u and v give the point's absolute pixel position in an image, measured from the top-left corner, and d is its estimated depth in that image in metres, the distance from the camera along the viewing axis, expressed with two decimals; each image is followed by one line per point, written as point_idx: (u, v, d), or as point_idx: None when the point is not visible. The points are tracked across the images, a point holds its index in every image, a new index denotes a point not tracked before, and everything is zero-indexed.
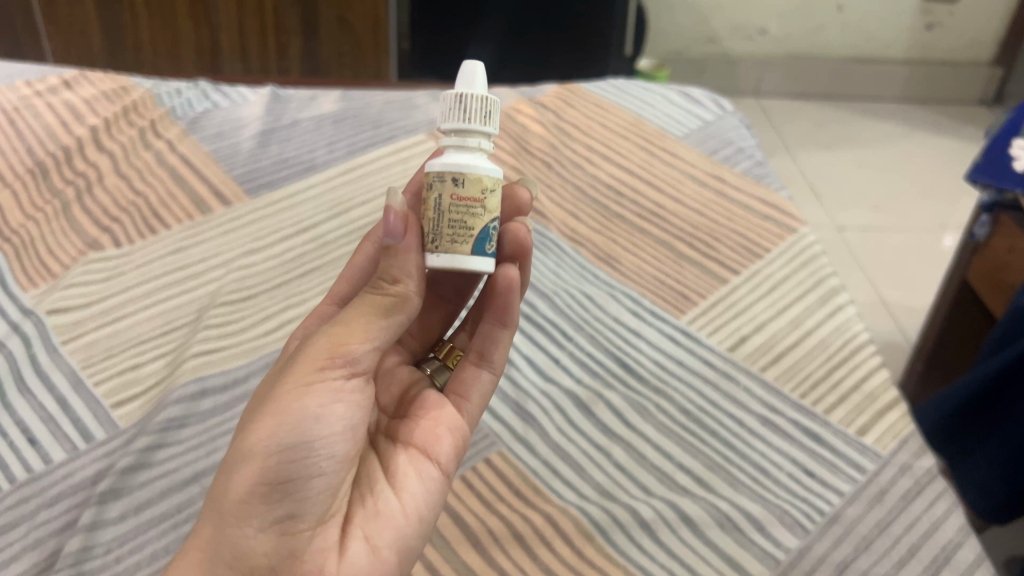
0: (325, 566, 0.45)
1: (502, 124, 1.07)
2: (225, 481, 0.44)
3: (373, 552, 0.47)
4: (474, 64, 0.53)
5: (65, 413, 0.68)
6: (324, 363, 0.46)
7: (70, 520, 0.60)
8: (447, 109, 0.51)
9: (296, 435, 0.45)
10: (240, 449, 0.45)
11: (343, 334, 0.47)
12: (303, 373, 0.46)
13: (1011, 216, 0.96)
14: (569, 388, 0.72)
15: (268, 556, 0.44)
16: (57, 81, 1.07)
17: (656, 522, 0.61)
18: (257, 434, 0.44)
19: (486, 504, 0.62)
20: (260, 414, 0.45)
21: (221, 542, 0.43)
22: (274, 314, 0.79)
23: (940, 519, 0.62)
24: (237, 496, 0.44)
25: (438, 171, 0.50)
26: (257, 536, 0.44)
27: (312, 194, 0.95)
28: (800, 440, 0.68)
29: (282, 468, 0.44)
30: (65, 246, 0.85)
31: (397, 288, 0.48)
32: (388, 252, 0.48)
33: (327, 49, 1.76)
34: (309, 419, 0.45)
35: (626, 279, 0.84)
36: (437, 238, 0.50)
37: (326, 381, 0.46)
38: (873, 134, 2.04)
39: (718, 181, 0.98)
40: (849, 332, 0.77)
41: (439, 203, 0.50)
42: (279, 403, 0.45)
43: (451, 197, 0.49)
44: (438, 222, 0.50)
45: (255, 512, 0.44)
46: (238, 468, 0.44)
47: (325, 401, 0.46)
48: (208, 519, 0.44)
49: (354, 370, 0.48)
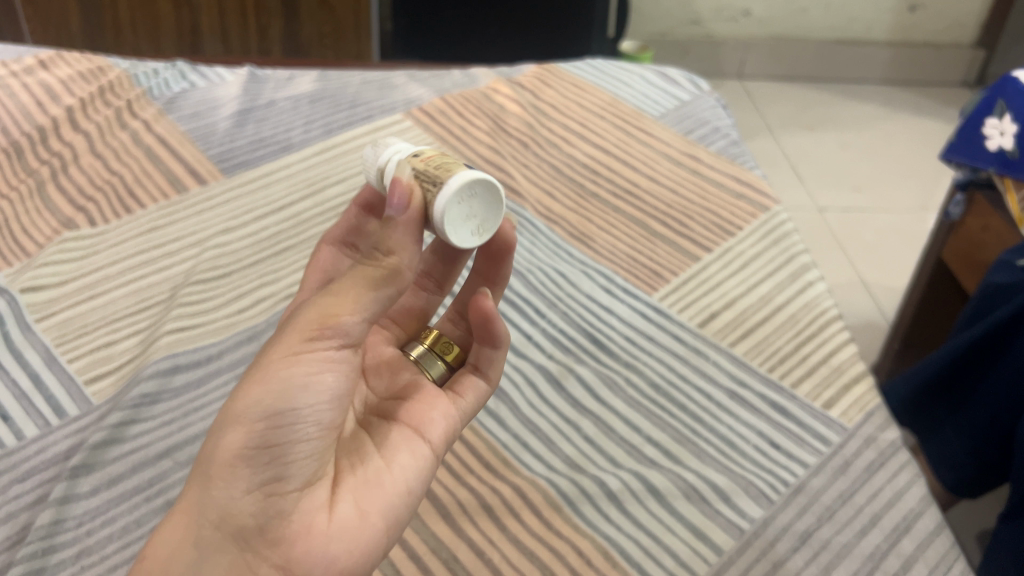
0: (314, 525, 0.45)
1: (478, 103, 1.07)
2: (212, 444, 0.44)
3: (361, 517, 0.47)
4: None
5: (37, 389, 0.69)
6: (314, 334, 0.45)
7: (42, 494, 0.60)
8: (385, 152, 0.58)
9: (284, 402, 0.44)
10: (229, 415, 0.44)
11: (329, 304, 0.45)
12: (292, 343, 0.45)
13: (984, 195, 0.96)
14: (541, 363, 0.73)
15: (255, 516, 0.43)
16: (33, 61, 1.07)
17: (623, 493, 0.62)
18: (246, 400, 0.44)
19: (456, 476, 0.63)
20: (248, 381, 0.45)
21: (205, 503, 0.43)
22: (248, 291, 0.79)
23: (903, 489, 0.63)
24: (225, 458, 0.43)
25: (399, 162, 0.55)
26: (245, 497, 0.43)
27: (289, 173, 0.95)
28: (767, 413, 0.69)
29: (270, 433, 0.44)
30: (39, 225, 0.86)
31: (390, 260, 0.46)
32: (386, 222, 0.47)
33: (309, 29, 1.76)
34: (297, 385, 0.45)
35: (599, 256, 0.85)
36: (435, 178, 0.51)
37: (314, 353, 0.45)
38: (855, 115, 2.04)
39: (693, 159, 0.99)
40: (818, 308, 0.78)
41: (411, 170, 0.53)
42: (268, 370, 0.45)
43: (417, 163, 0.54)
44: (423, 172, 0.52)
45: (242, 474, 0.44)
46: (226, 432, 0.44)
47: (313, 370, 0.45)
48: (196, 482, 0.44)
49: (344, 342, 0.46)
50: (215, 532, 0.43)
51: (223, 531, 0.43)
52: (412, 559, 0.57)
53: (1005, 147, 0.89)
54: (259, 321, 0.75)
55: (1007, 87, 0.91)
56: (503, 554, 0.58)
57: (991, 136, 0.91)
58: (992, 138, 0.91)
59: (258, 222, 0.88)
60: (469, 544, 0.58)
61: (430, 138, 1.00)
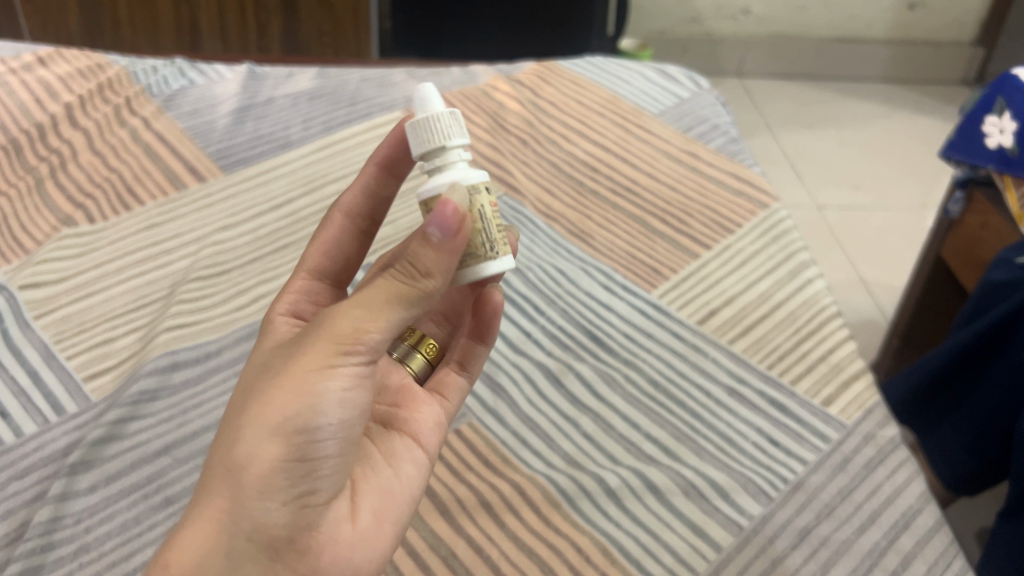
0: (338, 536, 0.44)
1: (478, 100, 1.07)
2: (240, 452, 0.41)
3: (378, 525, 0.47)
4: (426, 82, 0.52)
5: (36, 386, 0.68)
6: (348, 348, 0.43)
7: (41, 491, 0.60)
8: (446, 127, 0.49)
9: (320, 417, 0.42)
10: (260, 424, 0.42)
11: (362, 315, 0.43)
12: (326, 356, 0.43)
13: (983, 192, 0.96)
14: (540, 360, 0.73)
15: (287, 528, 0.42)
16: (31, 58, 1.06)
17: (622, 490, 0.62)
18: (280, 412, 0.42)
19: (455, 474, 0.63)
20: (278, 388, 0.42)
21: (236, 514, 0.40)
22: (247, 289, 0.79)
23: (902, 486, 0.63)
24: (261, 470, 0.41)
25: (474, 184, 0.48)
26: (279, 510, 0.41)
27: (286, 171, 0.95)
28: (766, 410, 0.69)
29: (304, 447, 0.42)
30: (38, 222, 0.86)
31: (427, 282, 0.44)
32: (424, 241, 0.44)
33: (308, 27, 1.76)
34: (331, 397, 0.43)
35: (599, 254, 0.85)
36: (494, 245, 0.49)
37: (347, 364, 0.43)
38: (854, 113, 2.04)
39: (692, 157, 0.99)
40: (817, 306, 0.78)
41: (484, 212, 0.48)
42: (301, 381, 0.42)
43: (490, 204, 0.49)
44: (489, 229, 0.49)
45: (278, 487, 0.41)
46: (259, 442, 0.41)
47: (347, 385, 0.44)
48: (222, 490, 0.41)
49: (373, 354, 0.44)
50: (247, 544, 0.40)
51: (256, 543, 0.41)
52: (411, 556, 0.57)
53: (1005, 145, 0.89)
54: (257, 319, 0.75)
55: (1005, 84, 0.91)
56: (502, 551, 0.57)
57: (991, 133, 0.91)
58: (992, 135, 0.91)
59: (255, 220, 0.87)
60: (468, 541, 0.58)
61: None
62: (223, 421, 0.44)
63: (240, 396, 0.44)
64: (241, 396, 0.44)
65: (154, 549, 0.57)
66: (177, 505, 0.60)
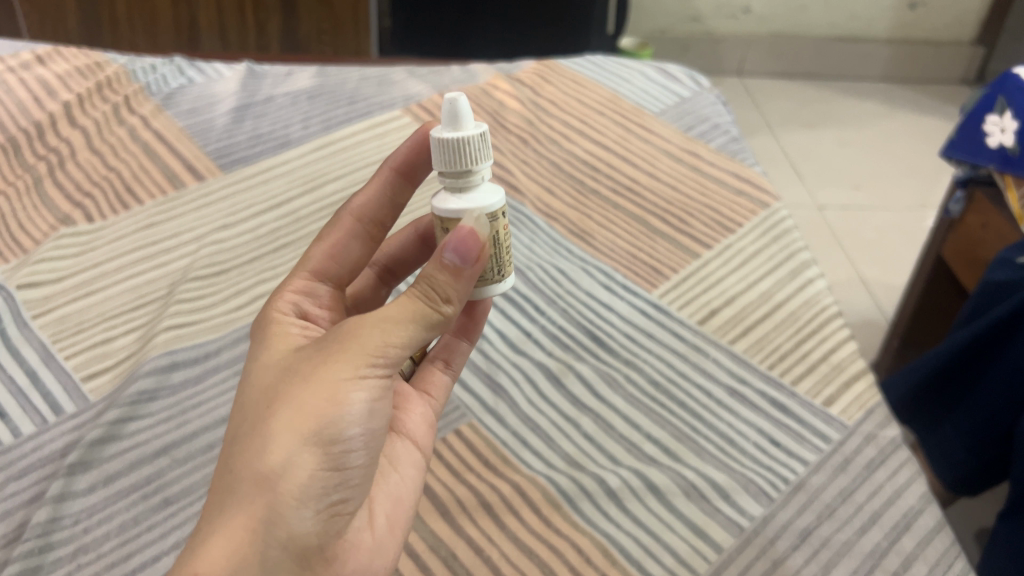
0: (360, 543, 0.46)
1: (478, 99, 1.07)
2: (276, 460, 0.41)
3: (392, 530, 0.48)
4: (455, 95, 0.49)
5: (34, 386, 0.68)
6: (377, 360, 0.44)
7: (39, 492, 0.60)
8: (477, 151, 0.48)
9: (351, 427, 0.43)
10: (295, 433, 0.41)
11: (389, 330, 0.44)
12: (358, 366, 0.43)
13: (984, 192, 0.96)
14: (540, 360, 0.73)
15: (318, 536, 0.42)
16: (30, 56, 1.06)
17: (622, 491, 0.62)
18: (315, 420, 0.42)
19: (455, 474, 0.63)
20: (310, 396, 0.42)
21: (273, 522, 0.40)
22: (246, 289, 0.79)
23: (903, 487, 0.63)
24: (297, 479, 0.41)
25: (494, 210, 0.49)
26: (314, 518, 0.42)
27: (285, 170, 0.94)
28: (767, 411, 0.69)
29: (336, 456, 0.43)
30: (36, 221, 0.85)
31: (446, 308, 0.47)
32: (449, 269, 0.46)
33: (307, 25, 1.76)
34: (361, 408, 0.43)
35: (599, 254, 0.85)
36: (500, 268, 0.52)
37: (374, 376, 0.44)
38: (854, 112, 2.04)
39: (692, 156, 0.98)
40: (818, 305, 0.78)
41: (497, 238, 0.50)
42: (334, 390, 0.43)
43: (505, 229, 0.50)
44: (498, 255, 0.51)
45: (313, 496, 0.42)
46: (295, 450, 0.41)
47: (375, 396, 0.44)
48: (256, 496, 0.40)
49: (394, 370, 0.45)
50: (282, 552, 0.40)
51: (290, 551, 0.41)
52: (411, 557, 0.57)
53: (1006, 144, 0.89)
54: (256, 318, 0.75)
55: (1007, 84, 0.90)
56: (502, 552, 0.57)
57: (992, 132, 0.91)
58: (993, 135, 0.91)
59: (256, 219, 0.87)
60: (468, 542, 0.58)
61: None
62: (245, 427, 0.43)
63: (266, 403, 0.43)
64: (264, 401, 0.44)
65: (152, 550, 0.57)
66: (177, 506, 0.59)
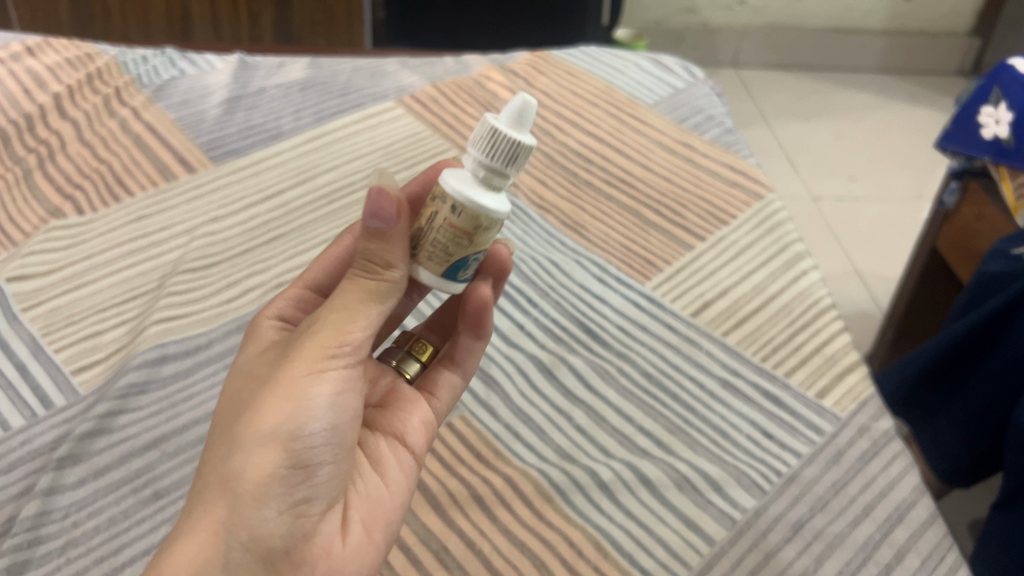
0: (332, 547, 0.44)
1: (471, 91, 1.06)
2: (235, 463, 0.41)
3: (369, 536, 0.47)
4: (532, 102, 0.46)
5: (24, 379, 0.68)
6: (335, 349, 0.44)
7: (28, 486, 0.60)
8: (478, 136, 0.45)
9: (312, 421, 0.43)
10: (252, 433, 0.42)
11: (344, 317, 0.45)
12: (313, 359, 0.44)
13: (980, 183, 0.96)
14: (533, 353, 0.72)
15: (283, 537, 0.42)
16: (20, 48, 1.05)
17: (615, 483, 0.61)
18: (272, 417, 0.42)
19: (447, 467, 0.62)
20: (271, 396, 0.43)
21: (234, 524, 0.41)
22: (237, 281, 0.78)
23: (896, 479, 0.63)
24: (256, 478, 0.41)
25: (445, 188, 0.46)
26: (277, 518, 0.42)
27: (278, 161, 0.94)
28: (759, 402, 0.69)
29: (299, 454, 0.43)
30: (26, 214, 0.85)
31: (390, 273, 0.45)
32: (376, 235, 0.44)
33: (300, 16, 1.74)
34: (321, 403, 0.44)
35: (592, 245, 0.84)
36: (418, 246, 0.47)
37: (335, 368, 0.44)
38: (849, 104, 2.04)
39: (686, 148, 0.98)
40: (812, 297, 0.78)
41: (434, 219, 0.46)
42: (290, 387, 0.43)
43: (444, 222, 0.46)
44: (426, 232, 0.47)
45: (275, 494, 0.42)
46: (257, 448, 0.42)
47: (336, 389, 0.44)
48: (220, 496, 0.41)
49: (358, 359, 0.46)
50: (244, 554, 0.40)
51: (253, 553, 0.41)
52: (402, 551, 0.56)
53: (1001, 136, 0.88)
54: (248, 311, 0.75)
55: (1003, 74, 0.90)
56: (494, 544, 0.57)
57: (987, 124, 0.91)
58: (987, 126, 0.91)
59: (246, 211, 0.87)
60: (460, 535, 0.57)
61: (423, 127, 1.00)
62: (220, 433, 0.44)
63: (232, 412, 0.45)
64: (236, 408, 0.45)
65: (142, 543, 0.56)
66: (166, 500, 0.59)
